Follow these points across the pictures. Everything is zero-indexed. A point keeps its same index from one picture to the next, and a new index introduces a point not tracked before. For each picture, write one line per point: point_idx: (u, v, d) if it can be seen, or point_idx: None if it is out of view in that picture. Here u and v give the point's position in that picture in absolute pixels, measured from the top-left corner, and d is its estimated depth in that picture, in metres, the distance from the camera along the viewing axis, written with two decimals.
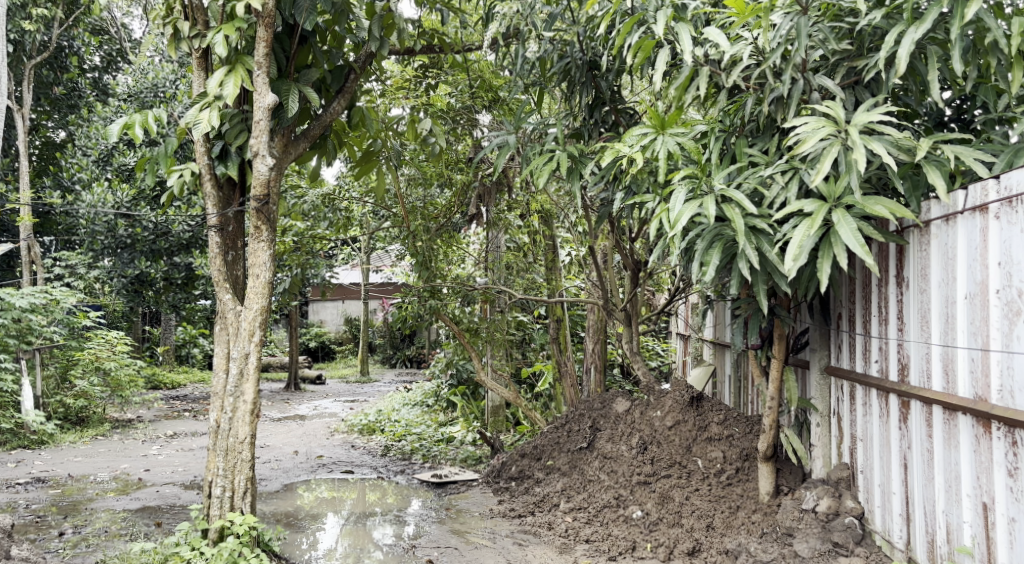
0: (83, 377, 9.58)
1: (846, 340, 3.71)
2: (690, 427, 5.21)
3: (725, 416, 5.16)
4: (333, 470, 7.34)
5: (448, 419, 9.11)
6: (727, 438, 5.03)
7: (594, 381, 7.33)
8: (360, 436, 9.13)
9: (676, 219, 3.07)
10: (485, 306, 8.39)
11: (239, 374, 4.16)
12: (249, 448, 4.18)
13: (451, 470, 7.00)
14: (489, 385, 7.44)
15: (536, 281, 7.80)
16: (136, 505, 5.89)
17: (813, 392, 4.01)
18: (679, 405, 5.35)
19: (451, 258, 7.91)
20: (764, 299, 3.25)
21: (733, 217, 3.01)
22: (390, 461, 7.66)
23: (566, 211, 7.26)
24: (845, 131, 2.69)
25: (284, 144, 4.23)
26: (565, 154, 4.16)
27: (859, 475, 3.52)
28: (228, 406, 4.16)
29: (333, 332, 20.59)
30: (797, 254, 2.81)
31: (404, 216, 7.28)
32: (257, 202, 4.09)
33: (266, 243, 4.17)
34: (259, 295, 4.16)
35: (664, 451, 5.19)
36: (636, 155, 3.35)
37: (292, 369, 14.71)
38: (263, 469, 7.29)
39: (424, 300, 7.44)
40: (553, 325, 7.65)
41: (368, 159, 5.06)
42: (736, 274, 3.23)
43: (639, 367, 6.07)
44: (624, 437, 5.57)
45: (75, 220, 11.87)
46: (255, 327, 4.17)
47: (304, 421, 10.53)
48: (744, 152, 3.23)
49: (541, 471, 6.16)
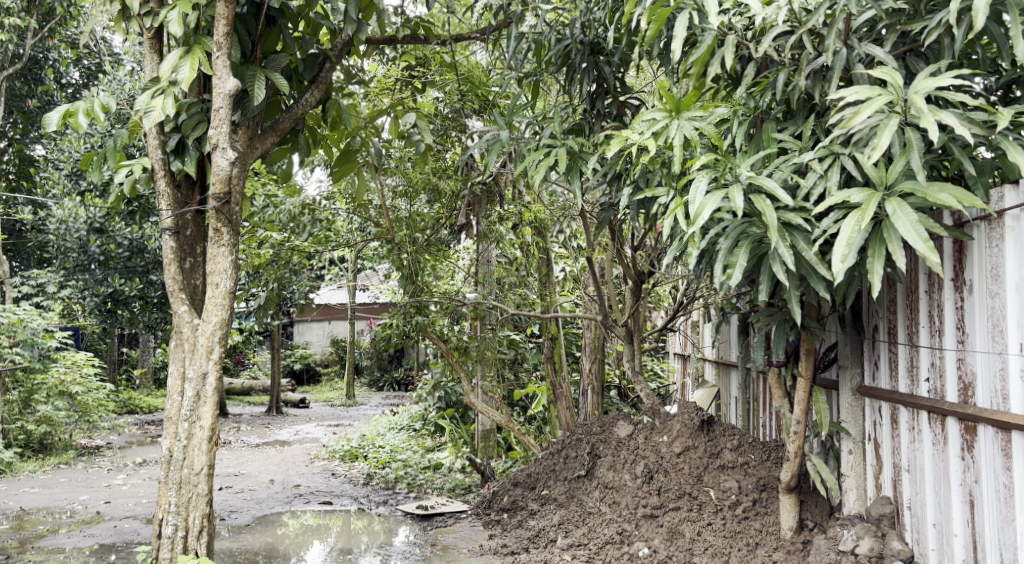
0: (47, 402, 9.00)
1: (884, 354, 3.27)
2: (699, 453, 4.72)
3: (739, 442, 4.69)
4: (310, 501, 6.80)
5: (436, 445, 8.60)
6: (742, 467, 4.56)
7: (591, 404, 6.86)
8: (342, 463, 8.60)
9: (698, 214, 2.63)
10: (474, 325, 7.93)
11: (195, 396, 3.67)
12: (206, 481, 3.67)
13: (439, 501, 6.48)
14: (479, 408, 6.94)
15: (529, 297, 7.38)
16: (88, 542, 5.33)
17: (844, 415, 3.56)
18: (689, 430, 4.86)
19: (438, 273, 7.45)
20: (798, 308, 2.81)
21: (766, 209, 2.57)
22: (373, 491, 7.12)
23: (561, 222, 6.86)
24: (903, 103, 2.27)
25: (249, 137, 3.78)
26: (563, 149, 3.74)
27: (906, 512, 3.06)
28: (183, 432, 3.66)
29: (318, 354, 20.02)
30: (845, 252, 2.36)
31: (388, 228, 6.84)
32: (216, 201, 3.63)
33: (227, 248, 3.72)
34: (219, 307, 3.69)
35: (672, 481, 4.71)
36: (647, 143, 2.94)
37: (274, 392, 14.15)
38: (233, 500, 6.74)
39: (409, 317, 7.15)
40: (547, 343, 7.20)
41: (346, 158, 4.57)
42: (766, 278, 2.80)
43: (641, 388, 5.60)
44: (626, 465, 5.08)
45: (46, 236, 11.33)
46: (215, 343, 3.70)
47: (284, 448, 9.98)
48: (772, 138, 2.80)
49: (535, 502, 5.67)
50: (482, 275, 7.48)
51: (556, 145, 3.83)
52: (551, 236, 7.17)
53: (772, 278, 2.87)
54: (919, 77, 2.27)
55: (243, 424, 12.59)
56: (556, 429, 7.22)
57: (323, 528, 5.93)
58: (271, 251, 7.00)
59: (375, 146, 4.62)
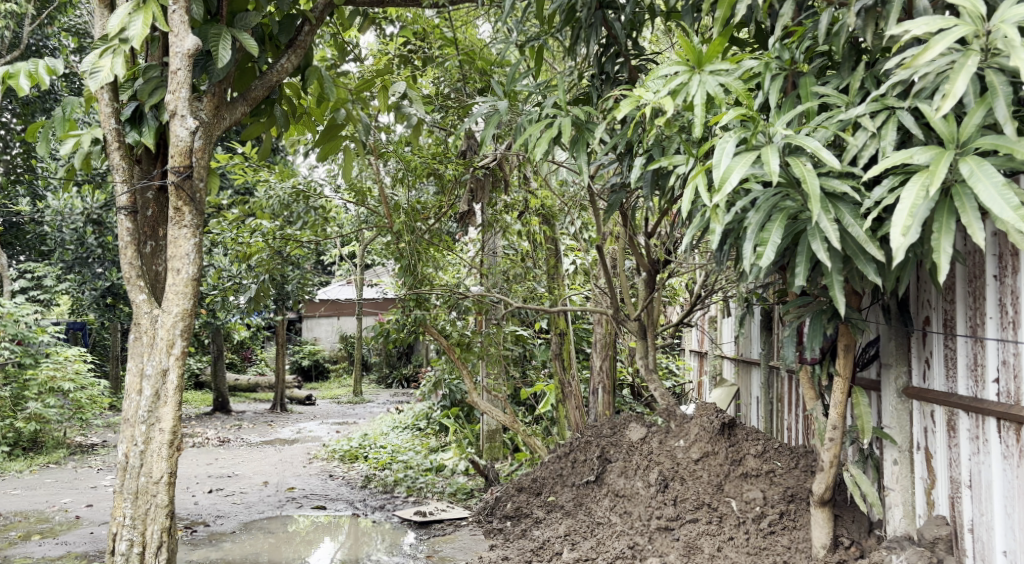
0: (37, 399, 8.65)
1: (937, 349, 2.84)
2: (720, 460, 4.28)
3: (764, 447, 4.26)
4: (303, 506, 6.40)
5: (440, 445, 8.21)
6: (767, 475, 4.12)
7: (602, 403, 6.46)
8: (341, 463, 8.24)
9: (725, 181, 2.20)
10: (479, 319, 7.53)
11: (154, 395, 3.28)
12: (166, 491, 3.27)
13: (438, 507, 6.07)
14: (482, 408, 6.52)
15: (537, 290, 6.92)
16: (58, 551, 4.96)
17: (888, 420, 3.13)
18: (708, 434, 4.42)
19: (441, 265, 7.05)
20: (841, 295, 2.39)
21: (807, 174, 2.15)
22: (370, 495, 6.72)
23: (570, 210, 6.46)
24: (984, 37, 1.84)
25: (215, 105, 3.38)
26: (568, 118, 3.33)
27: (966, 534, 2.65)
28: (140, 436, 3.27)
29: (327, 350, 19.70)
30: (908, 224, 1.92)
31: (386, 216, 6.43)
32: (176, 175, 3.23)
33: (190, 230, 3.33)
34: (180, 296, 3.30)
35: (688, 489, 4.28)
36: (664, 101, 2.53)
37: (279, 389, 13.80)
38: (221, 505, 6.34)
39: (408, 310, 6.74)
40: (555, 339, 6.79)
41: (330, 134, 4.16)
42: (804, 259, 2.37)
43: (655, 387, 5.17)
44: (639, 471, 4.65)
45: (43, 228, 11.03)
46: (176, 336, 3.30)
47: (284, 447, 9.63)
48: (810, 92, 2.37)
49: (541, 509, 5.25)
50: (487, 267, 7.08)
51: (561, 115, 3.42)
52: (559, 227, 6.88)
53: (810, 259, 2.45)
54: (1004, 5, 1.83)
55: (245, 422, 12.25)
56: (564, 431, 6.80)
57: (334, 524, 5.86)
58: (261, 240, 6.60)
59: (363, 120, 4.20)
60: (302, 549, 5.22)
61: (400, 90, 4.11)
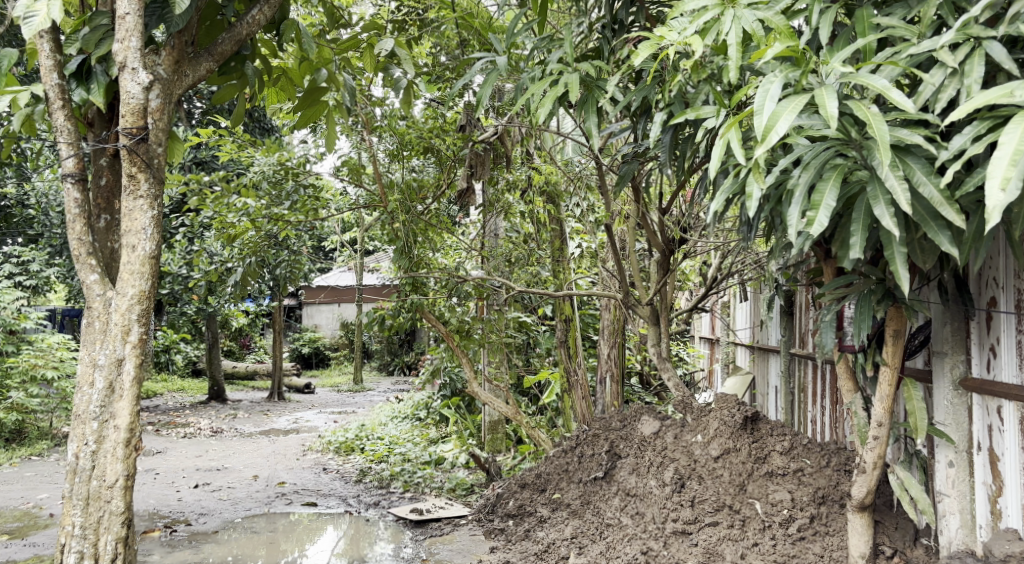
0: (18, 388, 8.26)
1: (1007, 335, 2.45)
2: (741, 458, 3.89)
3: (790, 444, 3.87)
4: (292, 502, 6.03)
5: (440, 436, 7.85)
6: (795, 475, 3.73)
7: (610, 393, 6.10)
8: (336, 455, 7.89)
9: (770, 130, 1.80)
10: (480, 305, 7.16)
11: (107, 388, 2.90)
12: (122, 496, 2.91)
13: (436, 504, 5.70)
14: (483, 398, 6.14)
15: (542, 274, 6.65)
16: (25, 554, 4.59)
17: (941, 416, 2.75)
18: (729, 429, 4.02)
19: (440, 247, 6.66)
20: (905, 270, 2.00)
21: (872, 118, 1.76)
22: (365, 490, 6.36)
23: (575, 188, 6.07)
24: None
25: (175, 60, 3.00)
26: (576, 73, 2.94)
27: None
28: (91, 434, 2.89)
29: (327, 337, 19.36)
30: (1011, 175, 1.53)
31: (381, 194, 6.04)
32: (128, 138, 2.85)
33: (146, 201, 2.94)
34: (136, 276, 2.92)
35: (707, 490, 3.90)
36: (691, 41, 2.15)
37: (276, 377, 13.47)
38: (206, 501, 5.97)
39: (404, 295, 6.35)
40: (560, 326, 6.42)
41: (311, 98, 3.76)
42: (862, 228, 1.98)
43: (669, 376, 4.78)
44: (651, 468, 4.27)
45: (28, 211, 10.63)
46: (132, 320, 2.93)
47: (278, 438, 9.28)
48: (870, 24, 1.96)
49: (545, 507, 4.87)
50: (488, 249, 6.70)
51: (567, 71, 3.02)
52: (565, 208, 6.49)
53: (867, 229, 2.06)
54: None
55: (240, 411, 11.91)
56: (570, 423, 6.42)
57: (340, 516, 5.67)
58: (248, 221, 6.20)
59: (347, 82, 3.80)
60: (303, 542, 5.01)
61: (388, 48, 3.69)
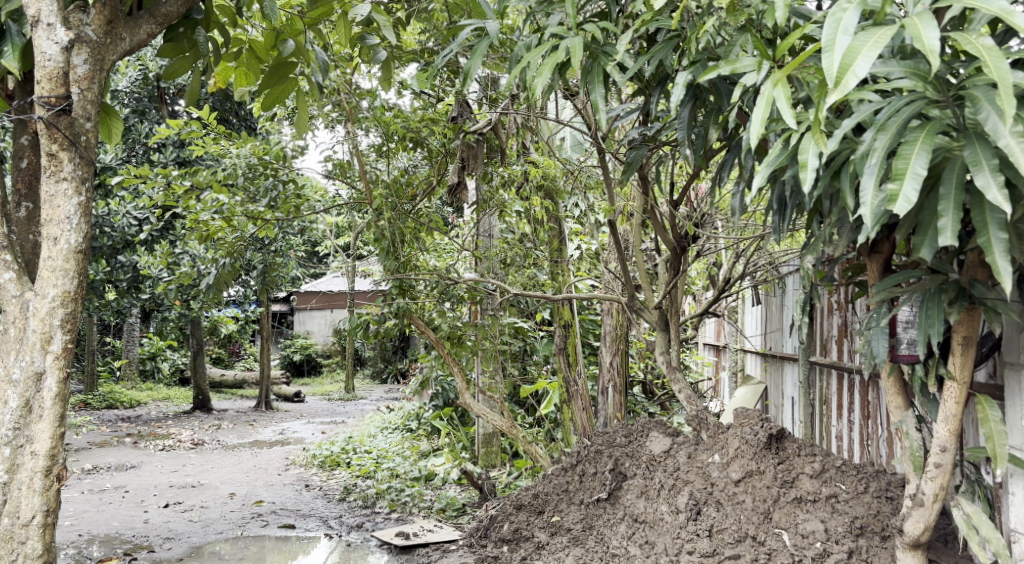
0: None
1: None
2: (765, 482, 3.44)
3: (821, 465, 3.41)
4: (268, 524, 5.55)
5: (431, 449, 7.41)
6: (828, 502, 3.27)
7: (613, 405, 5.66)
8: (321, 470, 7.44)
9: (847, 71, 1.40)
10: (474, 310, 6.71)
11: (23, 407, 2.53)
12: (39, 536, 2.53)
13: (424, 526, 5.25)
14: (476, 411, 5.67)
15: (538, 278, 6.23)
16: None
17: (1018, 440, 2.31)
18: (752, 448, 3.56)
19: (431, 248, 6.23)
20: (1004, 260, 1.66)
21: (984, 53, 1.43)
22: (348, 510, 5.90)
23: (576, 183, 5.65)
24: None
25: (107, 20, 2.68)
26: (579, 35, 2.50)
27: None
28: (2, 464, 2.51)
29: (319, 344, 18.90)
30: None
31: (366, 190, 5.61)
32: (46, 110, 2.51)
33: (71, 184, 2.58)
34: (59, 274, 2.54)
35: (727, 518, 3.44)
36: None
37: (264, 385, 13.02)
38: (175, 523, 5.49)
39: (391, 300, 5.90)
40: (558, 332, 5.96)
41: (278, 73, 3.24)
42: (953, 207, 1.63)
43: (679, 386, 4.34)
44: (662, 492, 3.80)
45: None
46: (55, 327, 2.54)
47: (262, 451, 8.82)
48: None
49: (543, 531, 4.37)
50: (481, 251, 6.27)
51: (569, 34, 2.59)
52: (563, 207, 6.14)
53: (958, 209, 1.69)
54: None
55: (225, 421, 11.45)
56: (569, 436, 5.96)
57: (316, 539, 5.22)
58: (223, 220, 5.76)
59: (320, 58, 3.38)
60: None
61: (363, 14, 3.25)
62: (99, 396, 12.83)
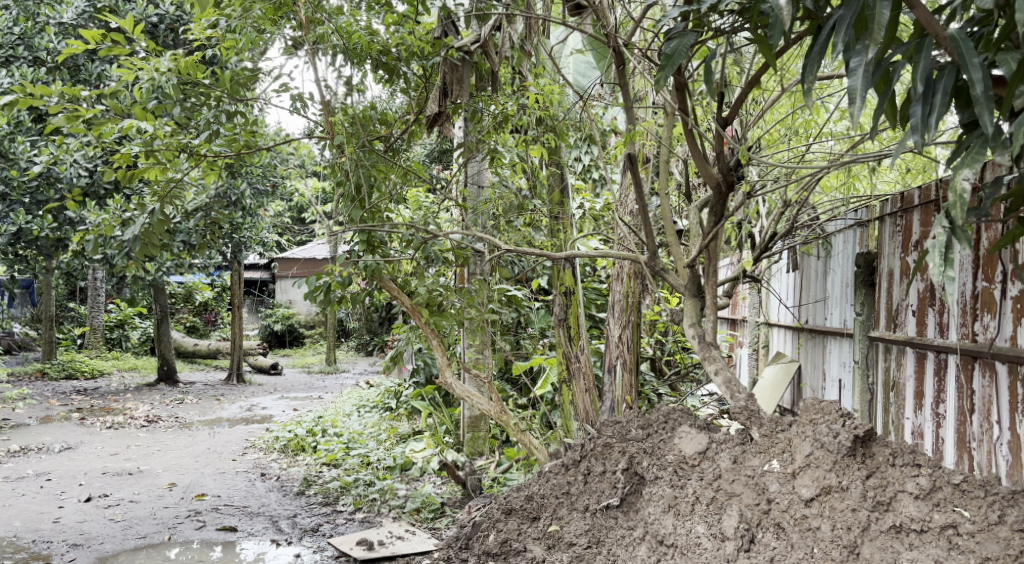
0: None
1: None
2: (849, 503, 2.50)
3: (930, 478, 2.47)
4: (204, 526, 4.57)
5: (410, 432, 6.48)
6: (941, 534, 2.34)
7: (622, 385, 4.69)
8: (282, 456, 6.50)
9: None
10: (457, 273, 5.71)
11: None
12: None
13: (392, 532, 4.29)
14: (458, 392, 4.68)
15: (536, 236, 5.25)
16: None
17: None
18: (829, 455, 2.60)
19: (406, 199, 5.23)
20: None
21: None
22: (305, 507, 4.94)
23: (582, 119, 4.67)
24: None
25: None
26: None
27: None
28: None
29: (302, 314, 17.94)
30: None
31: (327, 122, 4.63)
32: None
33: None
34: None
35: (793, 550, 2.49)
36: None
37: (236, 355, 12.07)
38: (90, 523, 4.53)
39: (355, 258, 4.85)
40: (558, 300, 4.94)
41: None
42: None
43: (715, 367, 3.36)
44: (698, 508, 2.80)
45: None
46: None
47: (222, 431, 7.87)
48: None
49: (538, 544, 3.36)
50: (469, 203, 5.28)
51: None
52: (566, 152, 5.16)
53: None
54: None
55: (190, 396, 10.47)
56: (568, 423, 4.97)
57: (256, 545, 4.27)
58: (150, 157, 4.69)
59: None
60: None
61: None
62: (57, 366, 11.87)
